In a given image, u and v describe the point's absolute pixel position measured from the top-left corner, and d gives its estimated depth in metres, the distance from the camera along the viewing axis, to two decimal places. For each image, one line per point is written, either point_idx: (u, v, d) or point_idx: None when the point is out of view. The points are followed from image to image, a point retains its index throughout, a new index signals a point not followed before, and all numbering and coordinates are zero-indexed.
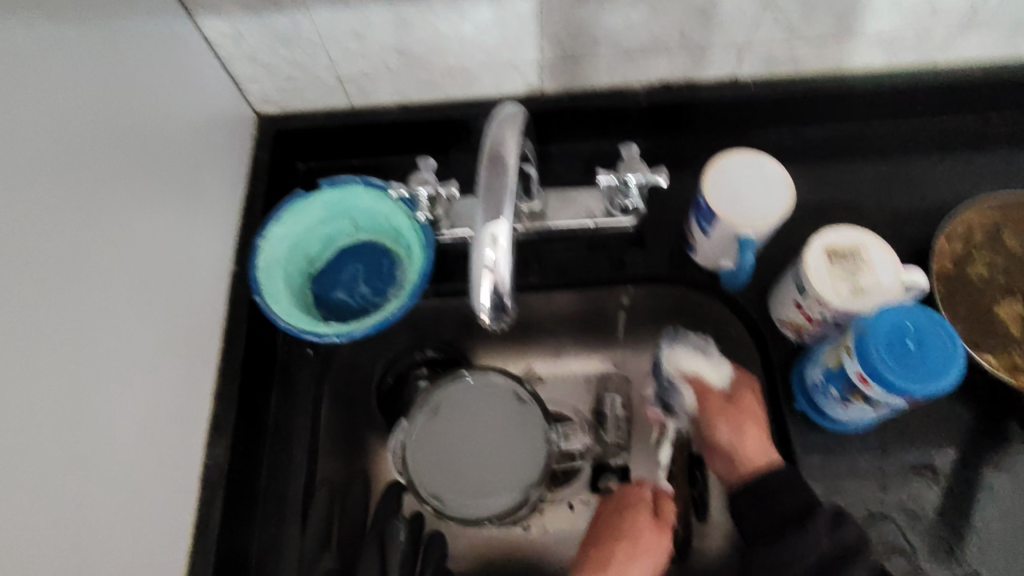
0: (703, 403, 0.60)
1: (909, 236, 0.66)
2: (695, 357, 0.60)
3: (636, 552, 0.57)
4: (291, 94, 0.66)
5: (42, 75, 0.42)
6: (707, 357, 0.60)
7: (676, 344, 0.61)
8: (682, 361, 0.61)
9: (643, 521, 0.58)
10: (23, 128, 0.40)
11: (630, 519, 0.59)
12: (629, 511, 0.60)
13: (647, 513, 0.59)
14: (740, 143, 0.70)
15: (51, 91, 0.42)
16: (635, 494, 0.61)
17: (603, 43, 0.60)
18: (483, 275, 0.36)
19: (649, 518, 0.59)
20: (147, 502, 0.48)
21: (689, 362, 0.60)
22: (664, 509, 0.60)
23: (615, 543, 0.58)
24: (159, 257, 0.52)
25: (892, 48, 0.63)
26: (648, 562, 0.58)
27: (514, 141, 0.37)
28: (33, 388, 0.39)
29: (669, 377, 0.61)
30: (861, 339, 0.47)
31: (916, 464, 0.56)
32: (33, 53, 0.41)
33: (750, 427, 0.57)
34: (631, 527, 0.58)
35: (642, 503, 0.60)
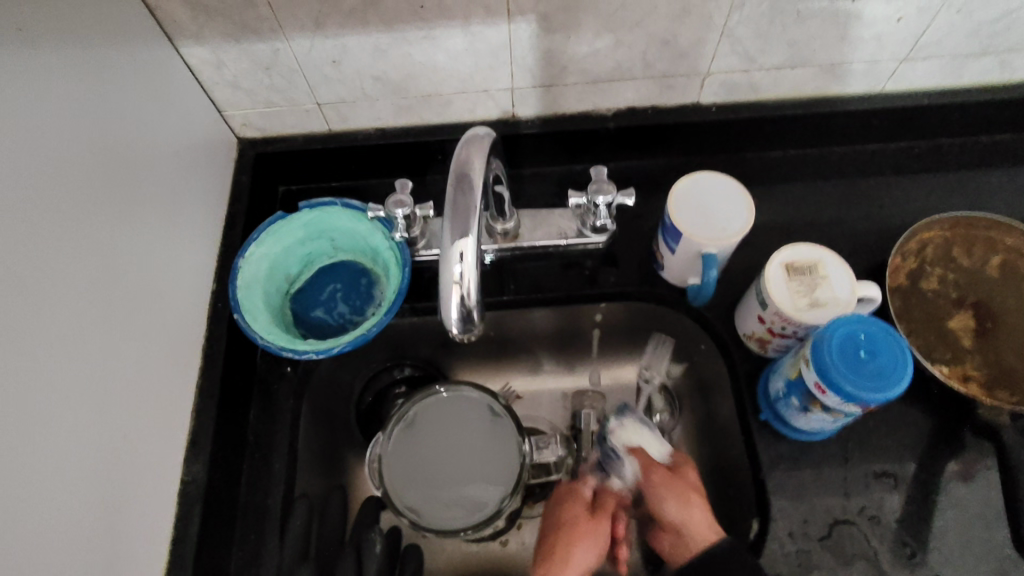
0: (648, 475, 0.61)
1: (866, 252, 0.69)
2: (640, 433, 0.64)
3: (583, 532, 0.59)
4: (272, 118, 0.68)
5: (26, 99, 0.43)
6: (652, 433, 0.64)
7: (625, 418, 0.65)
8: (627, 436, 0.64)
9: (578, 511, 0.60)
10: (9, 151, 0.41)
11: (571, 509, 0.61)
12: (566, 505, 0.62)
13: (584, 506, 0.61)
14: (704, 165, 0.73)
15: (36, 115, 0.43)
16: (572, 492, 0.63)
17: (572, 71, 0.63)
18: (451, 290, 0.37)
19: (586, 511, 0.61)
20: (124, 516, 0.49)
21: (632, 436, 0.64)
22: (602, 500, 0.62)
23: (561, 534, 0.59)
24: (139, 275, 0.53)
25: (844, 76, 0.66)
26: (592, 553, 0.58)
27: (480, 163, 0.39)
28: (13, 400, 0.40)
29: (610, 447, 0.64)
30: (816, 350, 0.49)
31: (877, 471, 0.59)
32: (19, 78, 0.43)
33: (695, 500, 0.58)
34: (573, 516, 0.60)
35: (579, 496, 0.62)
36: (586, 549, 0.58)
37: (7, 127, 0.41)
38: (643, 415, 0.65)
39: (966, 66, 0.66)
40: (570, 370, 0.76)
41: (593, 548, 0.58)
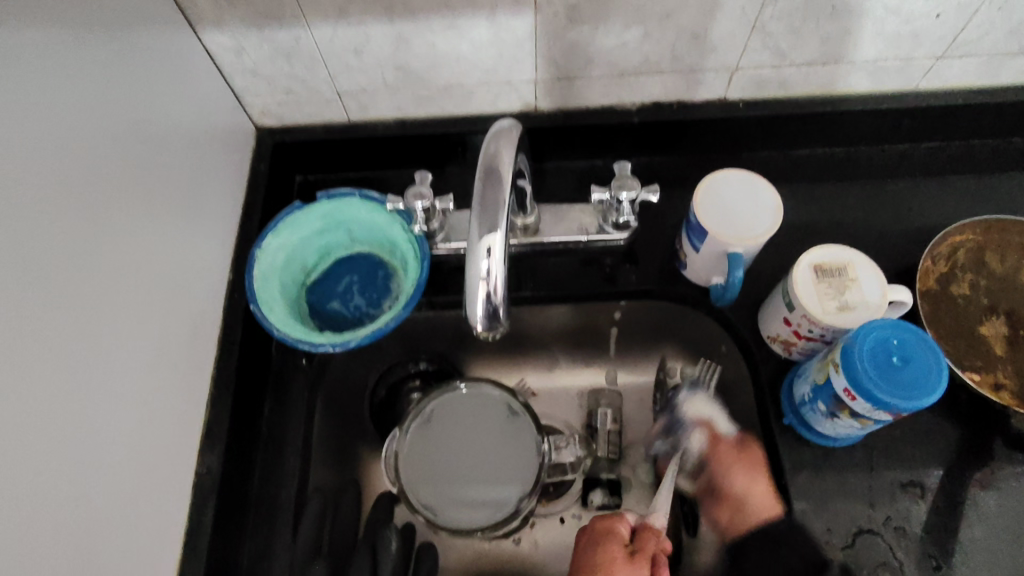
0: (714, 448, 0.61)
1: (895, 255, 0.67)
2: (711, 407, 0.63)
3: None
4: (291, 107, 0.67)
5: (46, 83, 0.42)
6: (719, 408, 0.63)
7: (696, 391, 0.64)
8: (697, 407, 0.63)
9: (614, 552, 0.55)
10: (28, 137, 0.40)
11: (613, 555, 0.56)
12: (602, 542, 0.57)
13: (621, 545, 0.56)
14: (729, 163, 0.72)
15: (53, 97, 0.43)
16: (608, 528, 0.58)
17: (597, 63, 0.62)
18: (477, 285, 0.36)
19: (624, 552, 0.56)
20: (139, 506, 0.48)
21: (705, 408, 0.63)
22: (642, 540, 0.57)
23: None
24: (157, 262, 0.53)
25: (877, 73, 0.64)
26: None
27: (510, 157, 0.38)
28: (24, 389, 0.39)
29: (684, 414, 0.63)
30: (847, 355, 0.48)
31: (903, 480, 0.57)
32: (40, 63, 0.42)
33: (761, 473, 0.58)
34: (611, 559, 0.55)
35: (616, 531, 0.58)
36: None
37: (24, 109, 0.40)
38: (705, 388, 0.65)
39: (1003, 65, 0.64)
40: (587, 368, 0.75)
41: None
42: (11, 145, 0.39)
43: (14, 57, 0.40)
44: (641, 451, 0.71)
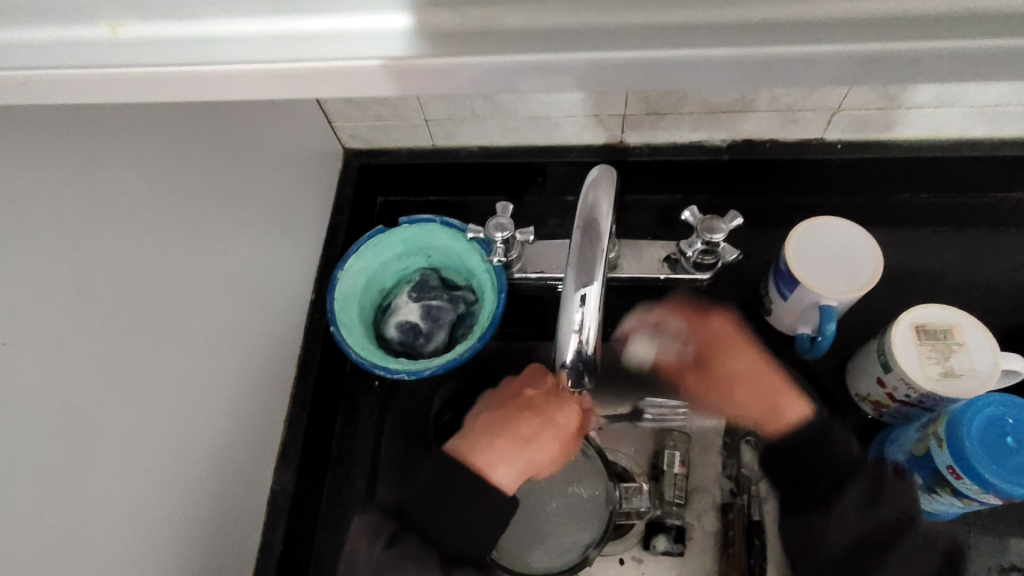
0: None
1: (1001, 313, 0.63)
2: (593, 204, 0.38)
3: (520, 414, 0.55)
4: (378, 132, 0.68)
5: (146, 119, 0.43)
6: (588, 200, 0.38)
7: (604, 187, 0.39)
8: (595, 196, 0.38)
9: (503, 443, 0.52)
10: (124, 169, 0.41)
11: (551, 397, 0.56)
12: (520, 417, 0.54)
13: (509, 437, 0.53)
14: (821, 204, 0.69)
15: (157, 138, 0.44)
16: (552, 428, 0.54)
17: (687, 101, 0.59)
18: (571, 336, 0.37)
19: (508, 442, 0.52)
20: (216, 520, 0.50)
21: (589, 205, 0.38)
22: (545, 440, 0.53)
23: (497, 425, 0.54)
24: (248, 286, 0.55)
25: (997, 119, 0.60)
26: (507, 473, 0.51)
27: (609, 207, 0.38)
28: (122, 412, 0.41)
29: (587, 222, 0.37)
30: (953, 429, 0.45)
31: (1002, 563, 0.53)
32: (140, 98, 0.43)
33: None
34: (549, 406, 0.55)
35: (554, 435, 0.54)
36: (543, 444, 0.53)
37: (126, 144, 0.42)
38: (601, 202, 0.38)
39: None
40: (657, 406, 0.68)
41: (525, 469, 0.52)
42: (114, 175, 0.41)
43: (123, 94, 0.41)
44: (709, 497, 0.65)
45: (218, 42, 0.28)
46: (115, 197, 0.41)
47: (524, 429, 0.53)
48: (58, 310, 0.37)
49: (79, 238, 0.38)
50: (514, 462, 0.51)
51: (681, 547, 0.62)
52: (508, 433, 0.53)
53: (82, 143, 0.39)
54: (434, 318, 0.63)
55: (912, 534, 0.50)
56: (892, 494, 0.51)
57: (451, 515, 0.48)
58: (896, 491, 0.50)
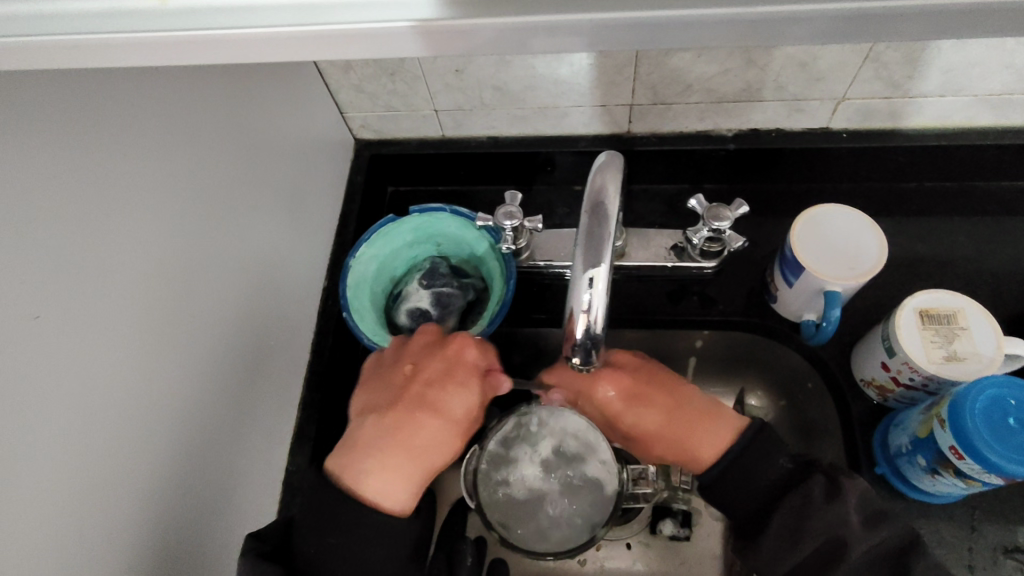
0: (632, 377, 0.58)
1: (1007, 300, 0.63)
2: (599, 189, 0.39)
3: (411, 416, 0.52)
4: (389, 122, 0.69)
5: (166, 102, 0.44)
6: (594, 184, 0.39)
7: (609, 171, 0.39)
8: (602, 180, 0.39)
9: (393, 455, 0.51)
10: (152, 151, 0.42)
11: (442, 393, 0.54)
12: (409, 418, 0.52)
13: (406, 452, 0.51)
14: (827, 193, 0.69)
15: (178, 118, 0.45)
16: (444, 426, 0.53)
17: (695, 89, 0.60)
18: (579, 316, 0.38)
19: (404, 454, 0.51)
20: (239, 497, 0.51)
21: (595, 189, 0.39)
22: (438, 440, 0.53)
23: (387, 433, 0.52)
24: (264, 271, 0.56)
25: (1002, 107, 0.60)
26: (401, 487, 0.50)
27: (615, 191, 0.39)
28: (153, 385, 0.42)
29: (592, 207, 0.38)
30: (957, 408, 0.45)
31: (1008, 545, 0.53)
32: (161, 83, 0.43)
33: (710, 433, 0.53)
34: (441, 401, 0.54)
35: (449, 434, 0.53)
36: (438, 449, 0.52)
37: (148, 121, 0.42)
38: (607, 186, 0.39)
39: None
40: None
41: (417, 476, 0.51)
42: (141, 154, 0.41)
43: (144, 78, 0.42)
44: None
45: (247, 13, 0.30)
46: (138, 175, 0.41)
47: (417, 434, 0.52)
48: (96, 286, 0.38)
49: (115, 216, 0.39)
50: (405, 474, 0.50)
51: (688, 531, 0.63)
52: (397, 440, 0.51)
53: (112, 122, 0.39)
54: (444, 304, 0.64)
55: (847, 554, 0.43)
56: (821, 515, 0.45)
57: (328, 538, 0.47)
58: (822, 518, 0.45)
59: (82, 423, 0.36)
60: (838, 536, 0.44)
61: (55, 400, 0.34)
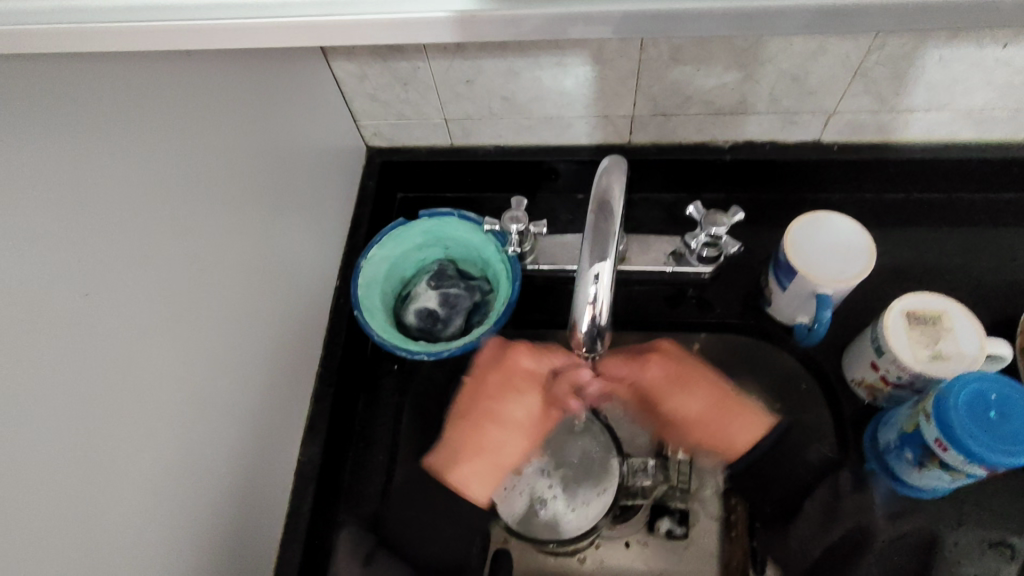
0: (648, 375, 0.61)
1: (991, 305, 0.66)
2: (603, 190, 0.41)
3: (480, 427, 0.58)
4: (400, 130, 0.72)
5: (200, 103, 0.46)
6: (599, 185, 0.42)
7: (613, 173, 0.42)
8: (608, 182, 0.42)
9: (472, 451, 0.57)
10: (190, 149, 0.45)
11: (506, 398, 0.59)
12: (488, 420, 0.58)
13: (484, 453, 0.57)
14: (820, 202, 0.72)
15: (211, 118, 0.47)
16: (516, 425, 0.58)
17: (694, 101, 0.63)
18: (584, 308, 0.41)
19: (486, 456, 0.57)
20: (252, 486, 0.52)
21: (600, 190, 0.41)
22: (515, 439, 0.58)
23: (462, 438, 0.58)
24: (284, 269, 0.58)
25: (985, 123, 0.63)
26: (484, 482, 0.57)
27: (620, 191, 0.41)
28: (180, 368, 0.44)
29: (597, 206, 0.41)
30: (941, 403, 0.48)
31: (992, 539, 0.56)
32: (197, 86, 0.46)
33: (739, 418, 0.58)
34: (505, 401, 0.59)
35: (523, 432, 0.58)
36: (509, 445, 0.58)
37: (186, 117, 0.45)
38: (611, 187, 0.41)
39: None
40: None
41: (493, 474, 0.57)
42: (179, 152, 0.44)
43: (180, 80, 0.45)
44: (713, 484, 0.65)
45: None
46: (175, 171, 0.43)
47: (489, 445, 0.57)
48: (134, 274, 0.40)
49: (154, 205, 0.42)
50: (485, 474, 0.57)
51: (684, 529, 0.63)
52: (480, 440, 0.58)
53: (156, 120, 0.42)
54: (451, 304, 0.67)
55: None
56: None
57: (417, 515, 0.63)
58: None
59: (118, 401, 0.38)
60: None
61: (95, 377, 0.37)
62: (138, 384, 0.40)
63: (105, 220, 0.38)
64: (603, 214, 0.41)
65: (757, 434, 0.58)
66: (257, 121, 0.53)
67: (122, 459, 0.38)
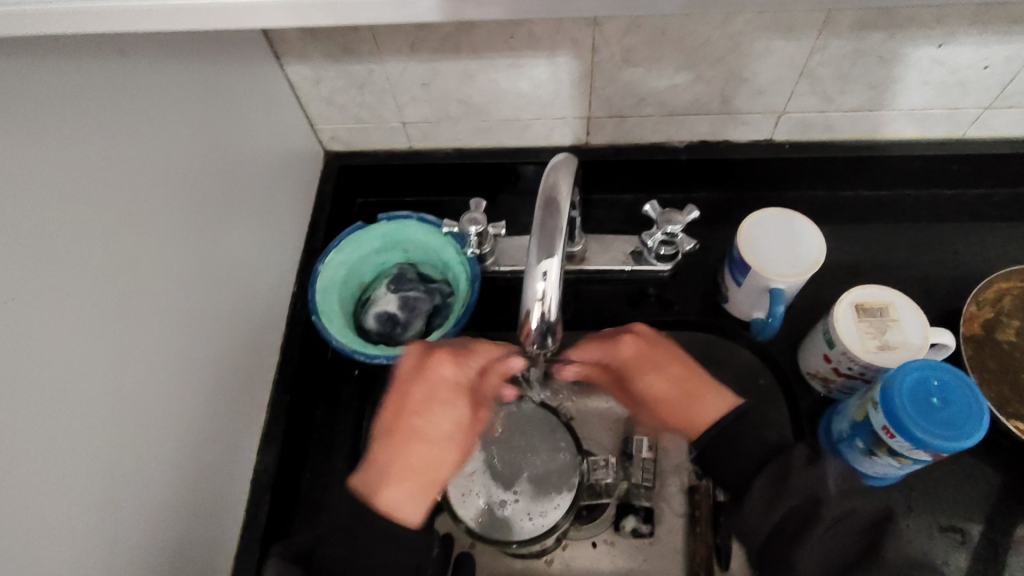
0: (620, 352, 0.62)
1: (938, 298, 0.68)
2: (550, 187, 0.42)
3: (405, 445, 0.56)
4: (358, 134, 0.71)
5: (145, 104, 0.45)
6: (546, 182, 0.42)
7: (560, 171, 0.42)
8: (555, 179, 0.42)
9: (397, 469, 0.55)
10: (134, 151, 0.44)
11: (427, 410, 0.57)
12: (413, 434, 0.57)
13: (416, 471, 0.55)
14: (773, 201, 0.74)
15: (156, 119, 0.46)
16: (441, 439, 0.57)
17: (648, 102, 0.64)
18: (534, 304, 0.40)
19: (416, 474, 0.55)
20: (203, 497, 0.51)
21: (547, 187, 0.42)
22: (443, 452, 0.57)
23: (386, 454, 0.56)
24: (237, 274, 0.57)
25: (926, 121, 0.65)
26: (415, 500, 0.55)
27: (567, 188, 0.42)
28: (122, 374, 0.42)
29: (544, 203, 0.41)
30: (886, 391, 0.49)
31: (943, 524, 0.57)
32: (144, 86, 0.45)
33: (706, 394, 0.60)
34: (428, 413, 0.57)
35: (450, 444, 0.57)
36: (436, 457, 0.56)
37: (127, 117, 0.44)
38: (558, 184, 0.42)
39: None
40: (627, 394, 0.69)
41: (424, 489, 0.55)
42: (121, 152, 0.43)
43: (125, 80, 0.44)
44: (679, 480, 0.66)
45: None
46: (117, 172, 0.42)
47: (411, 464, 0.56)
48: (72, 277, 0.39)
49: (94, 205, 0.40)
50: (416, 491, 0.55)
51: (650, 527, 0.64)
52: (410, 454, 0.56)
53: (98, 120, 0.41)
54: (411, 307, 0.67)
55: (821, 518, 0.50)
56: (795, 484, 0.53)
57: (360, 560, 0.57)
58: (801, 480, 0.53)
59: (58, 409, 0.37)
60: (816, 496, 0.51)
61: (31, 385, 0.36)
62: (79, 391, 0.39)
63: (40, 221, 0.37)
64: (549, 210, 0.41)
65: (730, 402, 0.59)
66: (206, 124, 0.52)
67: (58, 468, 0.37)
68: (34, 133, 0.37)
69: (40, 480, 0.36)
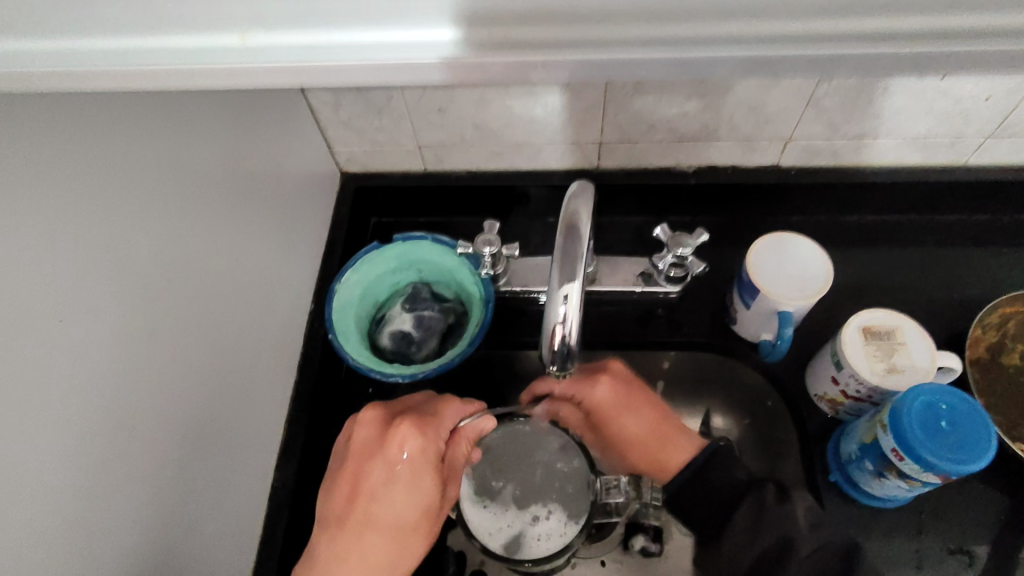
0: (597, 396, 0.60)
1: (943, 321, 0.69)
2: (571, 214, 0.43)
3: (360, 537, 0.52)
4: (374, 157, 0.73)
5: (177, 129, 0.47)
6: (567, 210, 0.43)
7: (579, 199, 0.44)
8: (575, 207, 0.43)
9: (348, 567, 0.51)
10: (165, 173, 0.46)
11: (386, 498, 0.52)
12: (367, 524, 0.52)
13: (372, 568, 0.51)
14: (780, 224, 0.75)
15: (187, 144, 0.48)
16: (403, 529, 0.53)
17: (658, 128, 0.66)
18: (554, 328, 0.42)
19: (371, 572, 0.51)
20: (223, 512, 0.52)
21: (568, 214, 0.43)
22: (401, 543, 0.53)
23: (338, 545, 0.51)
24: (258, 294, 0.58)
25: (928, 149, 0.67)
26: None
27: (587, 216, 0.43)
28: (149, 392, 0.44)
29: (565, 230, 0.43)
30: (895, 414, 0.50)
31: (951, 545, 0.58)
32: (176, 112, 0.47)
33: (675, 442, 0.57)
34: (386, 499, 0.53)
35: (407, 535, 0.53)
36: (392, 552, 0.52)
37: (160, 142, 0.45)
38: (578, 212, 0.43)
39: None
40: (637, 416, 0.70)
41: None
42: (153, 176, 0.44)
43: (158, 107, 0.45)
44: None
45: None
46: (149, 195, 0.44)
47: (368, 556, 0.51)
48: (105, 297, 0.40)
49: (126, 228, 0.42)
50: None
51: (659, 546, 0.65)
52: (364, 545, 0.52)
53: (133, 147, 0.43)
54: (425, 326, 0.67)
55: (796, 551, 0.46)
56: (771, 519, 0.48)
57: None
58: (774, 517, 0.48)
59: (90, 426, 0.38)
60: (787, 535, 0.47)
61: (68, 402, 0.37)
62: (111, 409, 0.40)
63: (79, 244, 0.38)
64: (570, 237, 0.42)
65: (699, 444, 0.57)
66: (233, 147, 0.54)
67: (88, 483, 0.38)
68: (74, 160, 0.38)
69: (72, 494, 0.37)
